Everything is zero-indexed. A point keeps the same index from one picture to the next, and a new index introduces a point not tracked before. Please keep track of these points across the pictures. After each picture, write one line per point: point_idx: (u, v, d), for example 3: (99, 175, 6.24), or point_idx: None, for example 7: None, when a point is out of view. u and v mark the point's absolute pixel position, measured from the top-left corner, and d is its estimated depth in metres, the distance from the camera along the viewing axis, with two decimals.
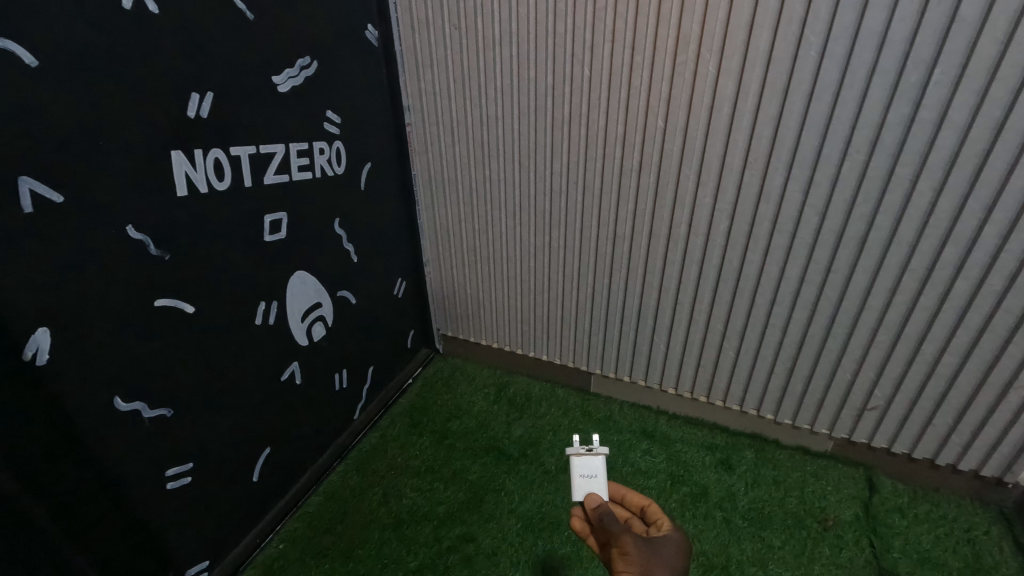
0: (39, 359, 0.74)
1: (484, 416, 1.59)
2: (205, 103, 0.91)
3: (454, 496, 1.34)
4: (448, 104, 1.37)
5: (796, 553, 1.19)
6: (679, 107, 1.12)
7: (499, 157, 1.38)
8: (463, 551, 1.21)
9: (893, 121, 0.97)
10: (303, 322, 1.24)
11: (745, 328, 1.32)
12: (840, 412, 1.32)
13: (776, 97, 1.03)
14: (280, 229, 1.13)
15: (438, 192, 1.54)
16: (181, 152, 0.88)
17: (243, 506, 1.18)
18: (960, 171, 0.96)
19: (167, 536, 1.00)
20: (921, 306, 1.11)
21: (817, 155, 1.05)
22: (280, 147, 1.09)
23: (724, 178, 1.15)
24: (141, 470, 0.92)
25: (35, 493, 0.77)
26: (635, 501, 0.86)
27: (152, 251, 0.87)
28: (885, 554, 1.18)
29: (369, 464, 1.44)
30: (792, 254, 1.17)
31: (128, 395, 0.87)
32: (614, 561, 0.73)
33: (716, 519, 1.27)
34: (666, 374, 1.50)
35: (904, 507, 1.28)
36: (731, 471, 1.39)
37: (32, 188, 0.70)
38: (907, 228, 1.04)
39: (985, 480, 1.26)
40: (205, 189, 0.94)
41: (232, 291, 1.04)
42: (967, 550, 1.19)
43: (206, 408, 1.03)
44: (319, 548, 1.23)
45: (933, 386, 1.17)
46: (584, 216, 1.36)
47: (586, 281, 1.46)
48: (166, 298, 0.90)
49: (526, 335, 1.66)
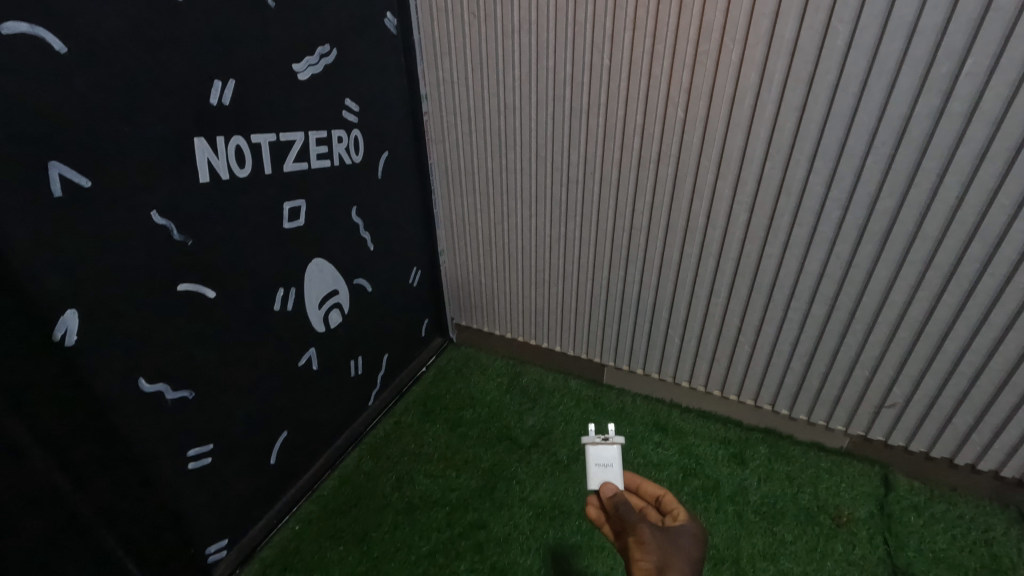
0: (68, 340, 0.76)
1: (497, 405, 1.61)
2: (227, 90, 0.92)
3: (466, 483, 1.36)
4: (466, 93, 1.37)
5: (808, 549, 1.19)
6: (700, 97, 1.10)
7: (516, 147, 1.37)
8: (475, 537, 1.23)
9: (921, 113, 0.95)
10: (320, 308, 1.26)
11: (762, 322, 1.31)
12: (857, 409, 1.31)
13: (800, 88, 1.01)
14: (299, 216, 1.14)
15: (454, 181, 1.54)
16: (203, 138, 0.90)
17: (260, 488, 1.21)
18: (991, 165, 0.94)
19: (188, 514, 1.03)
20: (945, 303, 1.09)
21: (842, 147, 1.03)
22: (299, 134, 1.09)
23: (744, 170, 1.14)
24: (164, 449, 0.94)
25: (64, 469, 0.79)
26: (649, 490, 0.88)
27: (175, 237, 0.88)
28: (899, 553, 1.17)
29: (383, 449, 1.47)
30: (813, 248, 1.16)
31: (152, 376, 0.89)
32: (631, 550, 0.72)
33: (728, 513, 1.27)
34: (680, 367, 1.49)
35: (920, 506, 1.27)
36: (743, 465, 1.39)
37: (61, 173, 0.71)
38: (932, 223, 1.02)
39: (1005, 481, 1.24)
40: (226, 175, 0.95)
41: (251, 277, 1.05)
42: (984, 551, 1.17)
43: (226, 391, 1.05)
44: (334, 530, 1.26)
45: (954, 384, 1.16)
46: (600, 207, 1.35)
47: (601, 272, 1.45)
48: (189, 283, 0.92)
49: (540, 326, 1.66)
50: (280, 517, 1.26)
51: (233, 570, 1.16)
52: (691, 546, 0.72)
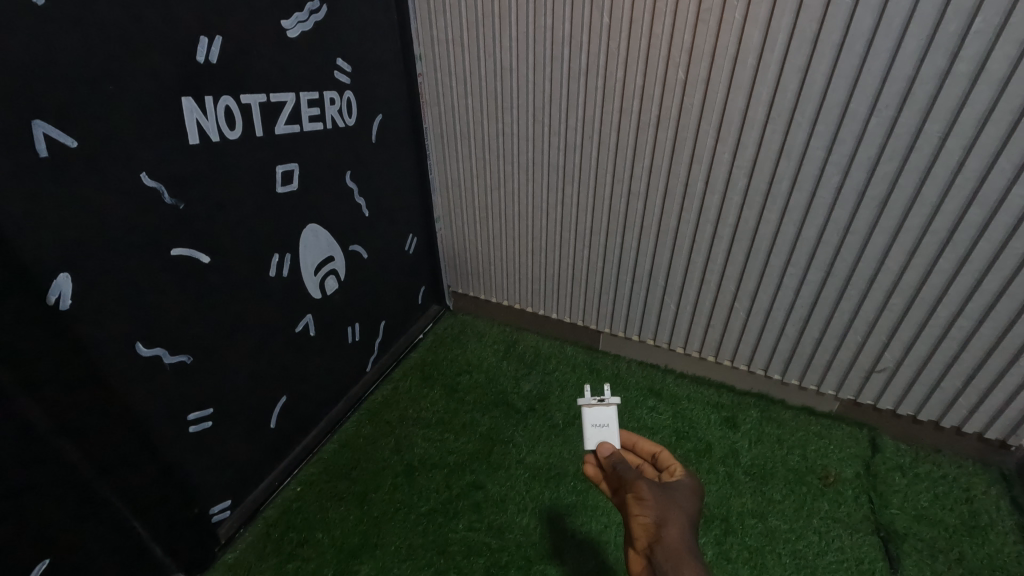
0: (62, 304, 0.76)
1: (493, 371, 1.62)
2: (214, 48, 0.89)
3: (464, 446, 1.38)
4: (462, 53, 1.33)
5: (795, 507, 1.23)
6: (701, 58, 1.08)
7: (513, 111, 1.34)
8: (473, 497, 1.26)
9: (927, 75, 0.93)
10: (315, 275, 1.25)
11: (758, 288, 1.32)
12: (848, 374, 1.33)
13: (805, 47, 0.99)
14: (292, 180, 1.12)
15: (449, 146, 1.51)
16: (191, 98, 0.87)
17: (261, 451, 1.22)
18: (994, 128, 0.92)
19: (190, 476, 1.05)
20: (940, 269, 1.09)
21: (844, 110, 1.02)
22: (290, 96, 1.06)
23: (744, 134, 1.12)
24: (163, 413, 0.95)
25: (66, 432, 0.80)
26: (646, 448, 0.89)
27: (167, 200, 0.87)
28: (883, 510, 1.21)
29: (382, 414, 1.49)
30: (811, 214, 1.15)
31: (149, 341, 0.90)
32: (630, 505, 0.75)
33: (719, 474, 1.30)
34: (676, 333, 1.51)
35: (905, 467, 1.31)
36: (735, 428, 1.42)
37: (45, 133, 0.69)
38: (931, 188, 1.02)
39: (988, 443, 1.28)
40: (216, 137, 0.93)
41: (245, 242, 1.04)
42: (964, 508, 1.21)
43: (224, 356, 1.05)
44: (335, 491, 1.28)
45: (944, 348, 1.17)
46: (598, 173, 1.34)
47: (598, 239, 1.45)
48: (182, 248, 0.91)
49: (536, 293, 1.67)
50: (281, 479, 1.28)
51: (237, 529, 1.18)
52: (688, 501, 0.74)
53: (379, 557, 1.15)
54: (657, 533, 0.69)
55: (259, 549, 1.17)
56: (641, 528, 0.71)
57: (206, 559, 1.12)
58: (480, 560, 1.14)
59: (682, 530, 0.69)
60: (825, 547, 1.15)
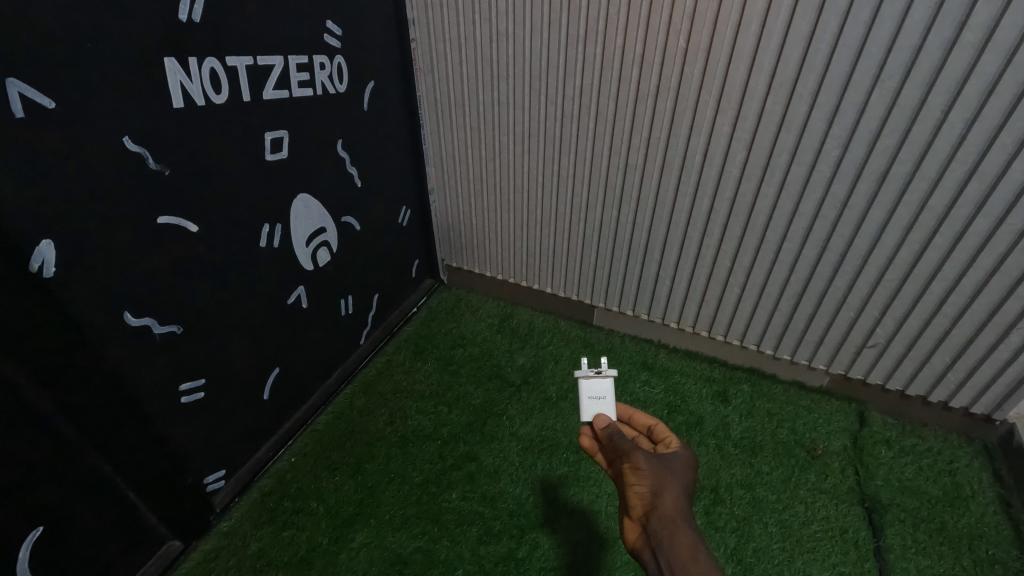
0: (46, 271, 0.74)
1: (488, 345, 1.63)
2: (197, 5, 0.85)
3: (457, 418, 1.39)
4: (456, 18, 1.28)
5: (783, 478, 1.25)
6: (703, 25, 1.05)
7: (509, 78, 1.31)
8: (466, 468, 1.27)
9: (933, 45, 0.91)
10: (307, 246, 1.23)
11: (753, 263, 1.31)
12: (839, 349, 1.34)
13: (810, 15, 0.96)
14: (282, 148, 1.09)
15: (443, 116, 1.48)
16: (174, 59, 0.84)
17: (255, 422, 1.23)
18: (998, 101, 0.91)
19: (183, 446, 1.05)
20: (936, 245, 1.09)
21: (847, 80, 1.00)
22: (278, 59, 1.03)
23: (745, 106, 1.10)
24: (154, 382, 0.94)
25: (55, 400, 0.79)
26: (641, 420, 0.90)
27: (152, 165, 0.84)
28: (869, 481, 1.24)
29: (375, 386, 1.49)
30: (809, 188, 1.14)
31: (137, 310, 0.88)
32: (627, 475, 0.76)
33: (709, 446, 1.32)
34: (670, 308, 1.51)
35: (891, 440, 1.33)
36: (726, 402, 1.43)
37: (21, 92, 0.66)
38: (931, 162, 1.01)
39: (973, 417, 1.30)
40: (202, 101, 0.90)
41: (234, 210, 1.02)
42: (947, 480, 1.24)
43: (215, 327, 1.04)
44: (329, 461, 1.29)
45: (936, 325, 1.18)
46: (595, 144, 1.31)
47: (595, 212, 1.43)
48: (168, 216, 0.89)
49: (531, 267, 1.66)
50: (275, 450, 1.29)
51: (232, 498, 1.19)
52: (683, 472, 0.74)
53: (373, 525, 1.16)
54: (653, 501, 0.70)
55: (255, 518, 1.18)
56: (637, 497, 0.72)
57: (201, 527, 1.13)
58: (473, 529, 1.16)
59: (677, 499, 0.70)
60: (811, 517, 1.17)
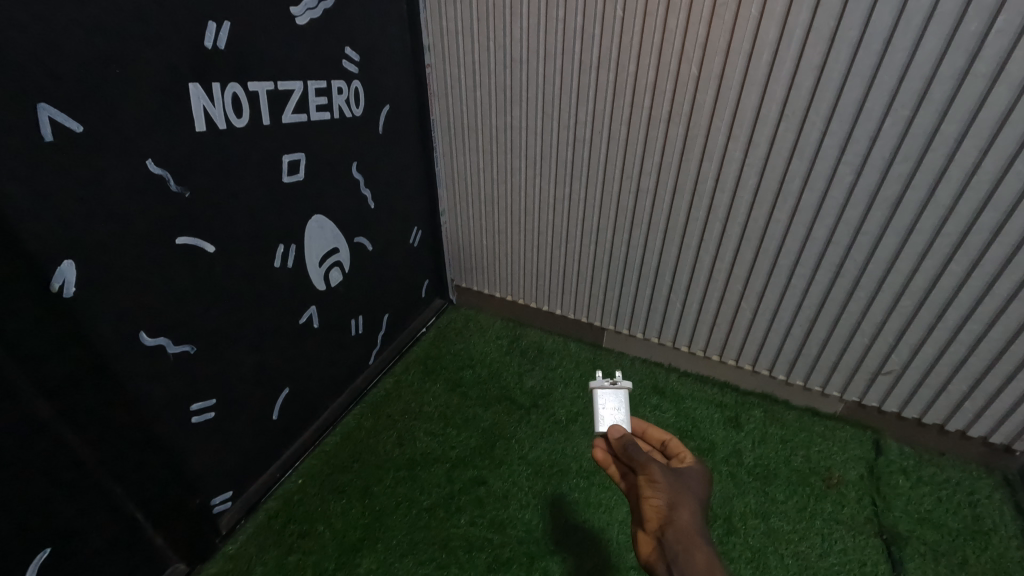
0: (66, 291, 0.75)
1: (497, 366, 1.62)
2: (222, 33, 0.87)
3: (466, 441, 1.38)
4: (471, 45, 1.31)
5: (798, 508, 1.22)
6: (715, 53, 1.06)
7: (522, 103, 1.33)
8: (475, 493, 1.26)
9: (945, 75, 0.91)
10: (320, 266, 1.24)
11: (765, 288, 1.31)
12: (853, 376, 1.33)
13: (821, 45, 0.98)
14: (298, 170, 1.11)
15: (456, 140, 1.50)
16: (198, 84, 0.85)
17: (263, 443, 1.22)
18: (1011, 131, 0.91)
19: (192, 467, 1.04)
20: (952, 271, 1.08)
21: (859, 109, 1.01)
22: (298, 84, 1.05)
23: (757, 132, 1.11)
24: (166, 402, 0.94)
25: (68, 420, 0.79)
26: (655, 435, 0.89)
27: (173, 187, 0.86)
28: (886, 513, 1.21)
29: (384, 407, 1.48)
30: (822, 213, 1.14)
31: (152, 330, 0.89)
32: (642, 487, 0.74)
33: (722, 473, 1.30)
34: (681, 331, 1.50)
35: (908, 470, 1.30)
36: (738, 428, 1.41)
37: (51, 117, 0.68)
38: (945, 190, 1.01)
39: (993, 448, 1.27)
40: (223, 125, 0.92)
41: (250, 231, 1.03)
42: (968, 512, 1.21)
43: (228, 347, 1.05)
44: (336, 484, 1.28)
45: (953, 352, 1.17)
46: (607, 168, 1.32)
47: (605, 235, 1.43)
48: (186, 237, 0.90)
49: (541, 289, 1.66)
50: (283, 471, 1.28)
51: (238, 520, 1.18)
52: (699, 487, 0.74)
53: (380, 550, 1.14)
54: (669, 516, 0.68)
55: (261, 541, 1.16)
56: (652, 510, 0.70)
57: (206, 550, 1.11)
58: (482, 556, 1.13)
59: (694, 515, 0.69)
60: (827, 548, 1.14)
